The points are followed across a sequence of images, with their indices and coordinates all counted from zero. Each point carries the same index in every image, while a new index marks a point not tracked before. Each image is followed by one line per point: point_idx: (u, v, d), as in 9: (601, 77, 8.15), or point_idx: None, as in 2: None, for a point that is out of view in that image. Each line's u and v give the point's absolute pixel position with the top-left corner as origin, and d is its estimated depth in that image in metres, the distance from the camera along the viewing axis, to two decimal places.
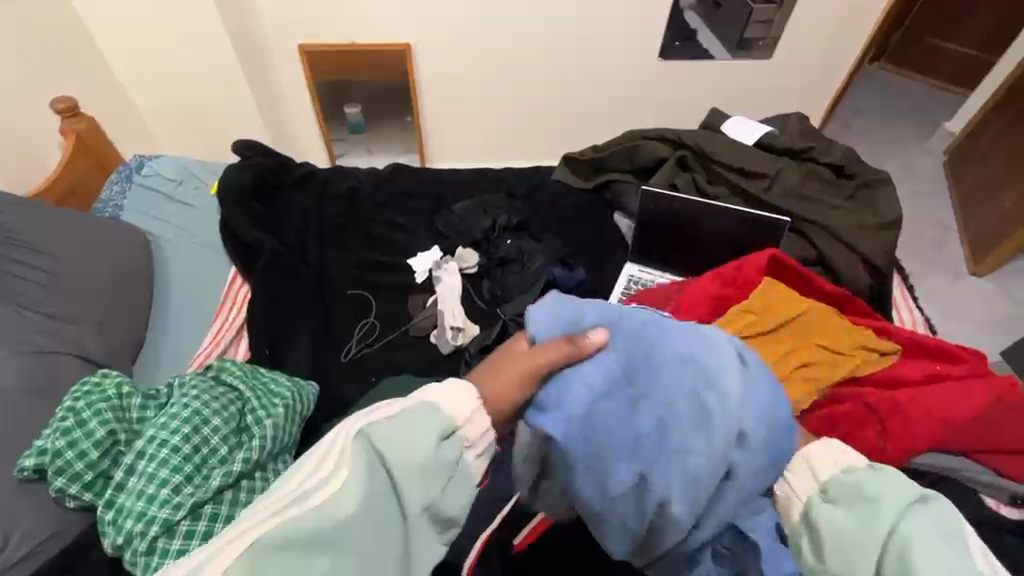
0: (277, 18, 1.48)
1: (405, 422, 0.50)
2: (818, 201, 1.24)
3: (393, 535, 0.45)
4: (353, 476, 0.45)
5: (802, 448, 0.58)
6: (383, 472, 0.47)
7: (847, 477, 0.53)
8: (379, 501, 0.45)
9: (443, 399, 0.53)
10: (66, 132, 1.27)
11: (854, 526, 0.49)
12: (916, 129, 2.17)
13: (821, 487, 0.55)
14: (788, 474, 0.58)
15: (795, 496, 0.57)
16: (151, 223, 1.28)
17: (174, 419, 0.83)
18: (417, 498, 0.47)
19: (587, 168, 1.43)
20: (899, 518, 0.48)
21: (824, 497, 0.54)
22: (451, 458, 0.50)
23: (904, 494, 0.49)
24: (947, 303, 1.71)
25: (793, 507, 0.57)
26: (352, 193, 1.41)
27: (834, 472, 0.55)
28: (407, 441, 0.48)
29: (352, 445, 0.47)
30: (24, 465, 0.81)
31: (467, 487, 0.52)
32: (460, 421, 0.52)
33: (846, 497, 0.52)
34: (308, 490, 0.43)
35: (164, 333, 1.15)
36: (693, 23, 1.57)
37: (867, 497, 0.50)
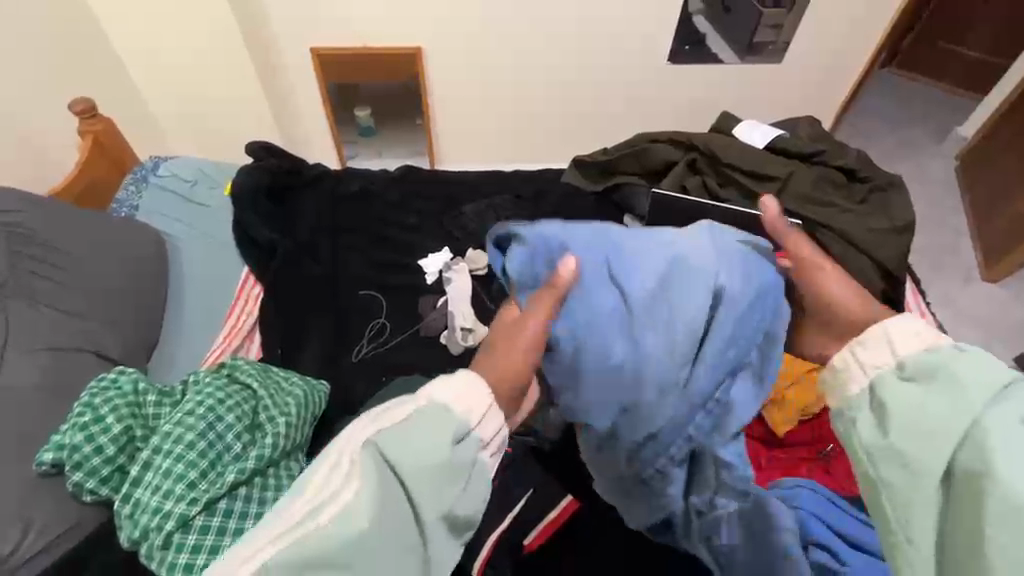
0: (288, 22, 1.49)
1: (417, 426, 0.49)
2: (831, 204, 1.24)
3: (408, 549, 0.46)
4: (366, 489, 0.44)
5: (886, 324, 0.58)
6: (394, 483, 0.46)
7: (930, 356, 0.53)
8: (393, 511, 0.45)
9: (454, 397, 0.52)
10: (85, 131, 1.29)
11: (934, 403, 0.49)
12: (927, 132, 2.15)
13: (900, 366, 0.54)
14: (858, 348, 0.59)
15: (858, 371, 0.57)
16: (165, 222, 1.30)
17: (189, 415, 0.85)
18: (432, 506, 0.47)
19: (596, 171, 1.44)
20: (981, 403, 0.47)
21: (899, 376, 0.54)
22: (466, 461, 0.50)
23: (992, 380, 0.48)
24: (959, 307, 1.70)
25: (857, 384, 0.57)
26: (363, 194, 1.42)
27: (917, 350, 0.55)
28: (416, 447, 0.48)
29: (362, 454, 0.46)
30: (43, 459, 0.82)
31: (482, 489, 0.52)
32: (473, 421, 0.52)
33: (927, 376, 0.51)
34: (320, 504, 0.43)
35: (178, 331, 1.16)
36: (702, 27, 1.56)
37: (950, 377, 0.50)
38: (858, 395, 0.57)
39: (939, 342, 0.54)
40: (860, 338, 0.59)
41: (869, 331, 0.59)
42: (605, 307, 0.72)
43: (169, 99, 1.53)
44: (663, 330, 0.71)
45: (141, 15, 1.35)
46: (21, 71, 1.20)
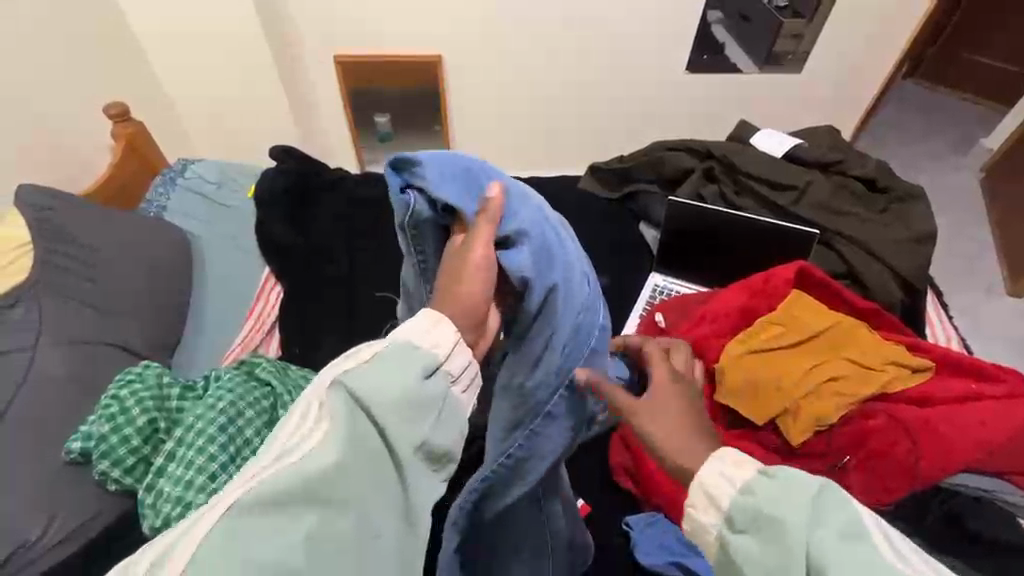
0: (314, 30, 1.55)
1: (383, 366, 0.48)
2: (850, 213, 1.23)
3: (384, 483, 0.45)
4: (337, 427, 0.43)
5: (697, 477, 0.48)
6: (365, 423, 0.45)
7: (745, 498, 0.44)
8: (364, 448, 0.44)
9: (419, 336, 0.52)
10: (118, 135, 1.34)
11: (774, 564, 0.41)
12: (949, 144, 2.12)
13: (726, 518, 0.45)
14: (692, 511, 0.48)
15: (705, 533, 0.47)
16: (190, 223, 1.33)
17: (210, 409, 0.87)
18: (404, 441, 0.46)
19: (612, 179, 1.45)
20: (809, 537, 0.40)
21: (731, 531, 0.45)
22: (437, 395, 0.49)
23: (806, 503, 0.41)
24: (982, 321, 1.67)
25: (707, 541, 0.47)
26: (381, 198, 1.45)
27: (732, 495, 0.45)
28: (388, 382, 0.47)
29: (330, 397, 0.44)
30: (72, 447, 0.85)
31: (457, 423, 0.52)
32: (442, 357, 0.52)
33: (752, 525, 0.43)
34: (290, 446, 0.41)
35: (200, 330, 1.19)
36: (720, 36, 1.58)
37: (773, 519, 0.42)
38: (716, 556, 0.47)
39: (743, 472, 0.46)
40: (689, 497, 0.48)
41: (693, 485, 0.49)
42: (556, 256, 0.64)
43: (196, 104, 1.58)
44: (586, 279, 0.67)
45: (173, 22, 1.40)
46: (55, 72, 1.23)
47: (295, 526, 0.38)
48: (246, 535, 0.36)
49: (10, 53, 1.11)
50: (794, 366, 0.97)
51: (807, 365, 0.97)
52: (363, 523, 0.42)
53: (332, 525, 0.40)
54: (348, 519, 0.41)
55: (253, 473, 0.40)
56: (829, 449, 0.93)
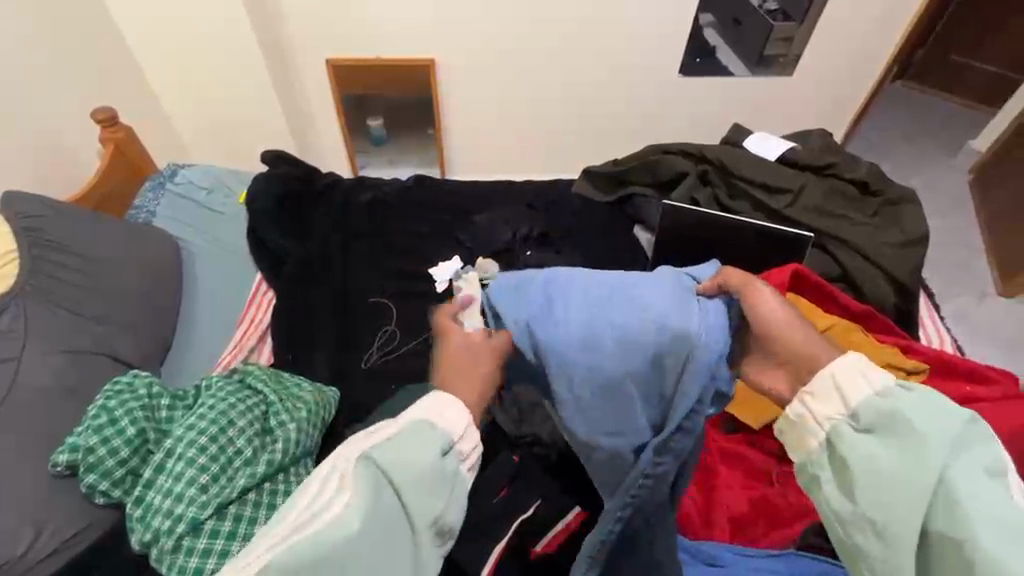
0: (307, 34, 1.54)
1: (404, 443, 0.50)
2: (844, 217, 1.23)
3: (400, 551, 0.46)
4: (357, 500, 0.45)
5: (828, 370, 0.52)
6: (387, 494, 0.47)
7: (883, 402, 0.49)
8: (382, 522, 0.45)
9: (437, 417, 0.53)
10: (106, 140, 1.32)
11: (902, 462, 0.46)
12: (939, 146, 2.14)
13: (851, 414, 0.50)
14: (809, 397, 0.53)
15: (814, 422, 0.52)
16: (182, 229, 1.32)
17: (201, 420, 0.86)
18: (421, 512, 0.48)
19: (607, 182, 1.44)
20: (948, 458, 0.45)
21: (854, 428, 0.50)
22: (453, 473, 0.51)
23: (957, 431, 0.46)
24: (973, 322, 1.68)
25: (811, 435, 0.52)
26: (375, 204, 1.44)
27: (868, 394, 0.49)
28: (408, 456, 0.49)
29: (356, 468, 0.47)
30: (59, 460, 0.83)
31: (464, 498, 0.52)
32: (456, 436, 0.53)
33: (882, 428, 0.48)
34: (313, 515, 0.44)
35: (192, 337, 1.18)
36: (712, 40, 1.58)
37: (915, 431, 0.46)
38: (819, 444, 0.51)
39: (881, 377, 0.50)
40: (809, 386, 0.53)
41: (816, 377, 0.53)
42: (559, 299, 0.65)
43: (187, 107, 1.57)
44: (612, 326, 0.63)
45: (163, 25, 1.39)
46: (39, 73, 1.21)
47: None
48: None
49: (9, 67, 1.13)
50: None
51: None
52: None
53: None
54: None
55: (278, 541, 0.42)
56: None
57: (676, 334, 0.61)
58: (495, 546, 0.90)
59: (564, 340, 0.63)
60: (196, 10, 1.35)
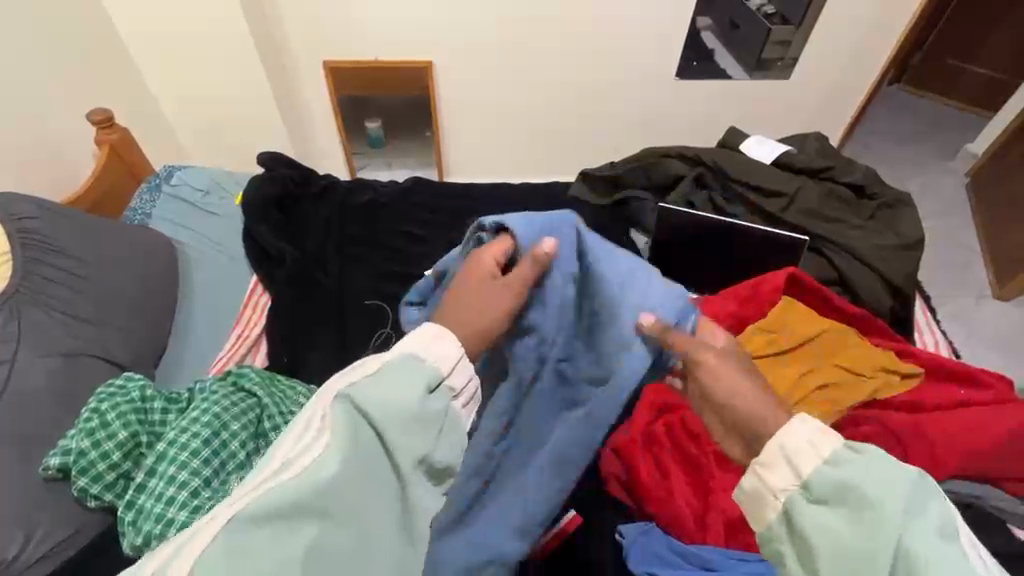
0: (304, 34, 1.54)
1: (387, 380, 0.50)
2: (839, 220, 1.23)
3: (383, 490, 0.47)
4: (336, 440, 0.45)
5: (782, 440, 0.52)
6: (367, 432, 0.47)
7: (831, 470, 0.49)
8: (366, 461, 0.46)
9: (425, 353, 0.54)
10: (101, 141, 1.32)
11: (855, 531, 0.46)
12: (936, 149, 2.15)
13: (803, 484, 0.50)
14: (762, 469, 0.52)
15: (769, 493, 0.52)
16: (177, 231, 1.31)
17: (194, 423, 0.86)
18: (407, 453, 0.48)
19: (604, 185, 1.43)
20: (903, 524, 0.45)
21: (809, 499, 0.49)
22: (439, 410, 0.52)
23: (909, 488, 0.46)
24: (971, 325, 1.68)
25: (768, 504, 0.52)
26: (372, 206, 1.44)
27: (818, 463, 0.50)
28: (390, 394, 0.49)
29: (334, 409, 0.47)
30: (50, 463, 0.83)
31: (459, 438, 0.54)
32: (445, 372, 0.54)
33: (834, 497, 0.48)
34: (293, 458, 0.44)
35: (187, 340, 1.17)
36: (709, 43, 1.60)
37: (865, 499, 0.47)
38: (776, 517, 0.51)
39: (828, 441, 0.51)
40: (761, 457, 0.53)
41: (767, 446, 0.53)
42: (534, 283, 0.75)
43: (185, 107, 1.57)
44: (558, 313, 0.74)
45: (160, 26, 1.39)
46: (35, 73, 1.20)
47: (295, 534, 0.41)
48: (244, 545, 0.39)
49: (6, 68, 1.13)
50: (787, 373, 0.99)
51: (799, 370, 0.98)
52: (359, 532, 0.44)
53: (330, 537, 0.42)
54: (343, 529, 0.43)
55: (260, 483, 0.42)
56: None
57: (599, 336, 0.73)
58: None
59: (508, 324, 0.76)
60: (193, 9, 1.35)
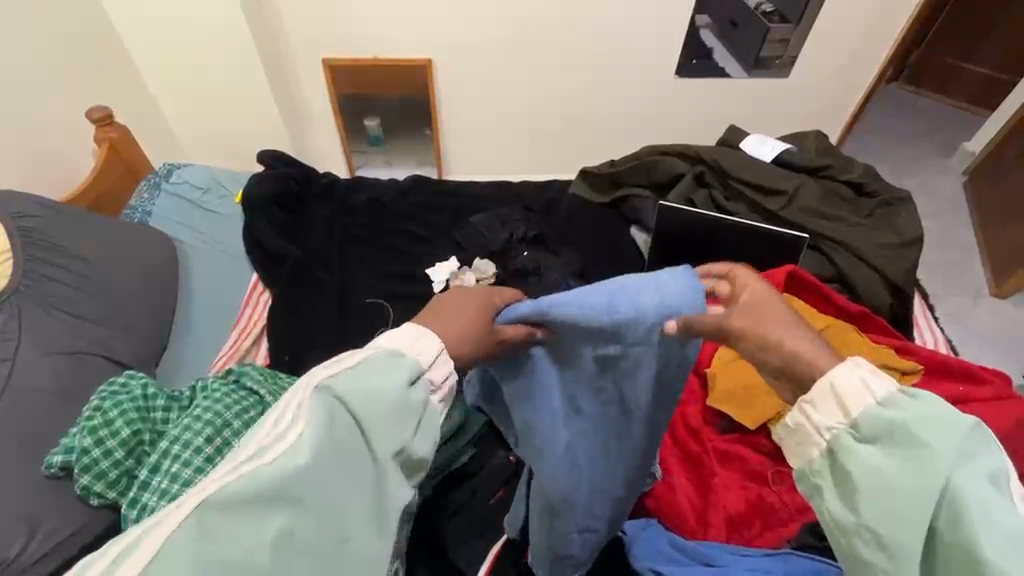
0: (304, 33, 1.54)
1: (368, 368, 0.47)
2: (838, 218, 1.24)
3: (362, 481, 0.43)
4: (312, 428, 0.41)
5: (829, 373, 0.48)
6: (347, 424, 0.44)
7: (883, 411, 0.45)
8: (344, 450, 0.43)
9: (405, 344, 0.51)
10: (101, 139, 1.31)
11: (900, 467, 0.43)
12: (934, 147, 2.15)
13: (852, 424, 0.47)
14: (809, 406, 0.49)
15: (813, 431, 0.49)
16: (177, 229, 1.31)
17: (198, 420, 0.86)
18: (385, 443, 0.45)
19: (604, 182, 1.44)
20: (953, 466, 0.42)
21: (857, 438, 0.47)
22: (419, 403, 0.48)
23: (965, 435, 0.43)
24: (968, 322, 1.69)
25: (812, 443, 0.49)
26: (372, 205, 1.44)
27: (869, 403, 0.46)
28: (373, 383, 0.46)
29: (310, 398, 0.43)
30: (52, 461, 0.83)
31: (434, 432, 0.51)
32: (425, 365, 0.51)
33: (884, 436, 0.45)
34: (263, 446, 0.40)
35: (186, 339, 1.17)
36: (708, 41, 1.61)
37: (916, 439, 0.43)
38: (821, 453, 0.49)
39: (886, 384, 0.47)
40: (809, 396, 0.49)
41: (814, 385, 0.49)
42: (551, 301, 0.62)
43: (185, 108, 1.57)
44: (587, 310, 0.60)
45: (160, 27, 1.39)
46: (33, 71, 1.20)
47: (264, 525, 0.38)
48: (215, 528, 0.37)
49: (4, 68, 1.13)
50: None
51: None
52: (330, 527, 0.40)
53: (300, 527, 0.39)
54: (314, 520, 0.40)
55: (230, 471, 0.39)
56: None
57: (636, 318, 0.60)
58: (490, 549, 0.92)
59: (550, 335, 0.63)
60: (193, 10, 1.35)
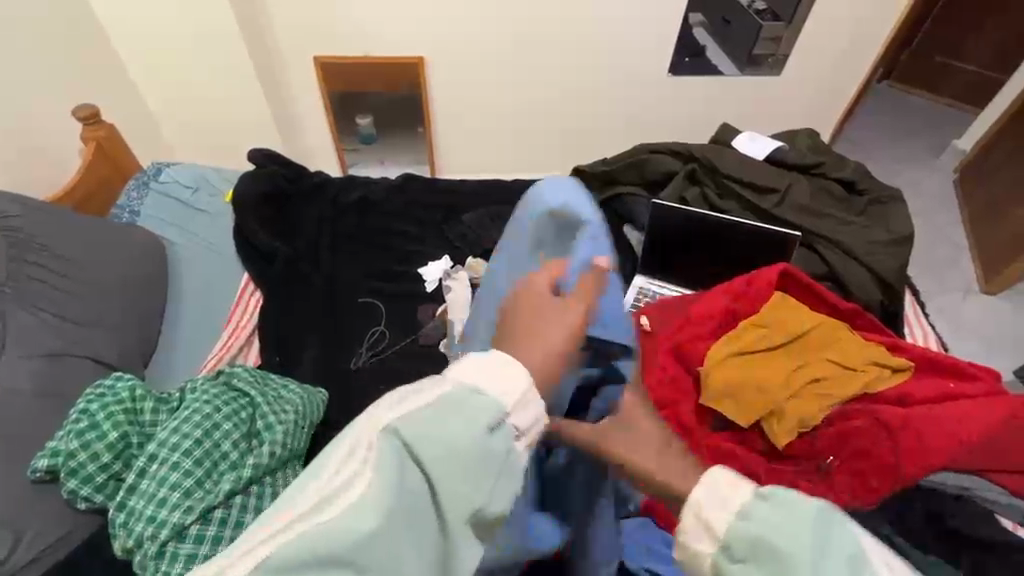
0: (296, 30, 1.52)
1: (443, 403, 0.36)
2: (829, 216, 1.24)
3: (425, 547, 0.34)
4: (373, 477, 0.33)
5: (689, 497, 0.41)
6: (413, 477, 0.34)
7: (750, 526, 0.38)
8: (405, 510, 0.33)
9: (487, 373, 0.40)
10: (87, 137, 1.30)
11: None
12: (925, 145, 2.17)
13: (722, 546, 0.39)
14: (687, 531, 0.41)
15: (696, 556, 0.41)
16: (165, 229, 1.30)
17: (187, 423, 0.85)
18: (456, 502, 0.35)
19: (596, 181, 1.43)
20: (813, 574, 0.35)
21: (729, 562, 0.39)
22: (504, 450, 0.37)
23: (813, 528, 0.36)
24: (957, 319, 1.71)
25: (697, 574, 0.41)
26: (364, 203, 1.42)
27: (728, 519, 0.39)
28: (450, 422, 0.36)
29: (372, 439, 0.34)
30: (38, 465, 0.82)
31: (518, 487, 0.39)
32: (513, 403, 0.39)
33: (752, 554, 0.38)
34: (314, 500, 0.32)
35: (174, 341, 1.16)
36: (702, 40, 1.59)
37: (779, 552, 0.36)
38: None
39: (738, 491, 0.40)
40: (681, 519, 0.42)
41: (684, 505, 0.42)
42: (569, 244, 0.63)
43: (175, 107, 1.55)
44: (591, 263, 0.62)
45: (150, 26, 1.37)
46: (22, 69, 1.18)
47: None
48: None
49: None
50: (779, 367, 0.99)
51: (789, 366, 0.99)
52: None
53: None
54: None
55: (277, 524, 0.32)
56: (813, 450, 0.95)
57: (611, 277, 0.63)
58: None
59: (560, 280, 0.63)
60: (183, 8, 1.34)
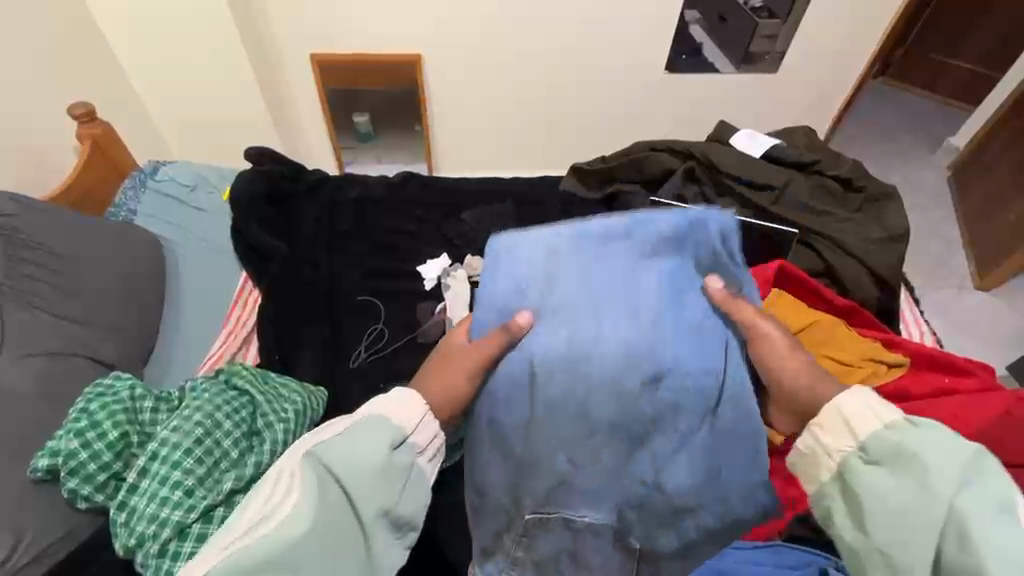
0: (292, 27, 1.52)
1: (353, 437, 0.55)
2: (826, 213, 1.25)
3: (349, 543, 0.51)
4: (308, 495, 0.50)
5: (838, 403, 0.58)
6: (336, 490, 0.52)
7: (888, 436, 0.54)
8: (335, 514, 0.51)
9: (394, 411, 0.60)
10: (83, 135, 1.29)
11: (900, 494, 0.51)
12: (920, 142, 2.18)
13: (861, 448, 0.55)
14: (819, 431, 0.59)
15: (825, 453, 0.58)
16: (164, 228, 1.30)
17: (186, 422, 0.85)
18: (369, 504, 0.53)
19: (594, 179, 1.45)
20: (956, 487, 0.49)
21: (864, 460, 0.55)
22: (403, 465, 0.57)
23: (964, 456, 0.50)
24: (951, 315, 1.72)
25: (824, 463, 0.58)
26: (362, 201, 1.42)
27: (875, 427, 0.55)
28: (363, 449, 0.55)
29: (303, 466, 0.52)
30: (38, 465, 0.82)
31: (420, 492, 0.59)
32: (409, 429, 0.59)
33: (890, 459, 0.53)
34: (268, 513, 0.48)
35: (173, 340, 1.15)
36: (697, 37, 1.61)
37: (918, 461, 0.51)
38: (832, 471, 0.58)
39: (890, 414, 0.55)
40: (818, 420, 0.59)
41: (822, 413, 0.60)
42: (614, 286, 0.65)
43: (172, 107, 1.54)
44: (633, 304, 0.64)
45: (147, 28, 1.37)
46: (21, 71, 1.18)
47: None
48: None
49: None
50: None
51: None
52: None
53: None
54: None
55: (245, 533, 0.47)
56: None
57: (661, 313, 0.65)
58: None
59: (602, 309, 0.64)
60: (180, 6, 1.33)
